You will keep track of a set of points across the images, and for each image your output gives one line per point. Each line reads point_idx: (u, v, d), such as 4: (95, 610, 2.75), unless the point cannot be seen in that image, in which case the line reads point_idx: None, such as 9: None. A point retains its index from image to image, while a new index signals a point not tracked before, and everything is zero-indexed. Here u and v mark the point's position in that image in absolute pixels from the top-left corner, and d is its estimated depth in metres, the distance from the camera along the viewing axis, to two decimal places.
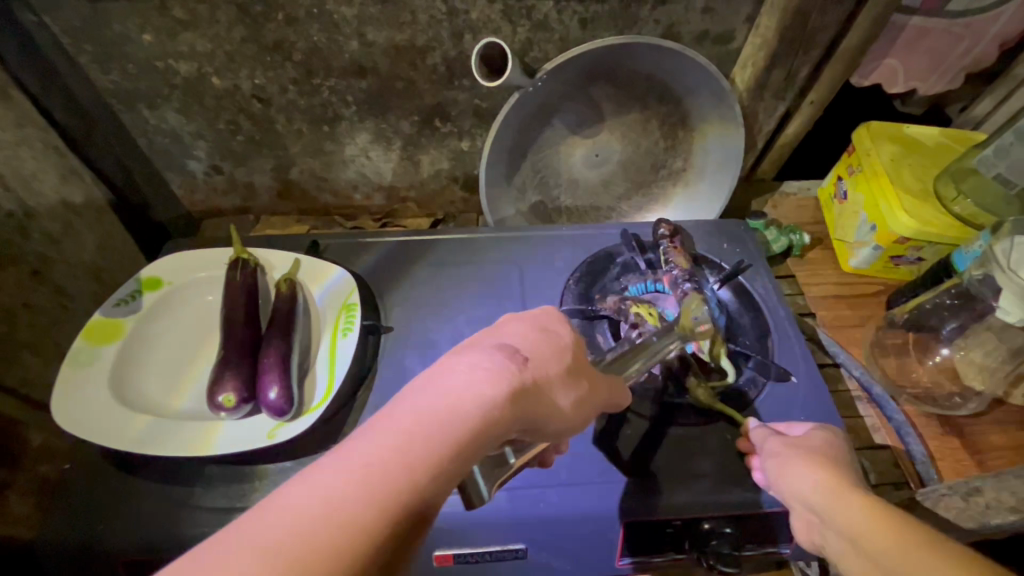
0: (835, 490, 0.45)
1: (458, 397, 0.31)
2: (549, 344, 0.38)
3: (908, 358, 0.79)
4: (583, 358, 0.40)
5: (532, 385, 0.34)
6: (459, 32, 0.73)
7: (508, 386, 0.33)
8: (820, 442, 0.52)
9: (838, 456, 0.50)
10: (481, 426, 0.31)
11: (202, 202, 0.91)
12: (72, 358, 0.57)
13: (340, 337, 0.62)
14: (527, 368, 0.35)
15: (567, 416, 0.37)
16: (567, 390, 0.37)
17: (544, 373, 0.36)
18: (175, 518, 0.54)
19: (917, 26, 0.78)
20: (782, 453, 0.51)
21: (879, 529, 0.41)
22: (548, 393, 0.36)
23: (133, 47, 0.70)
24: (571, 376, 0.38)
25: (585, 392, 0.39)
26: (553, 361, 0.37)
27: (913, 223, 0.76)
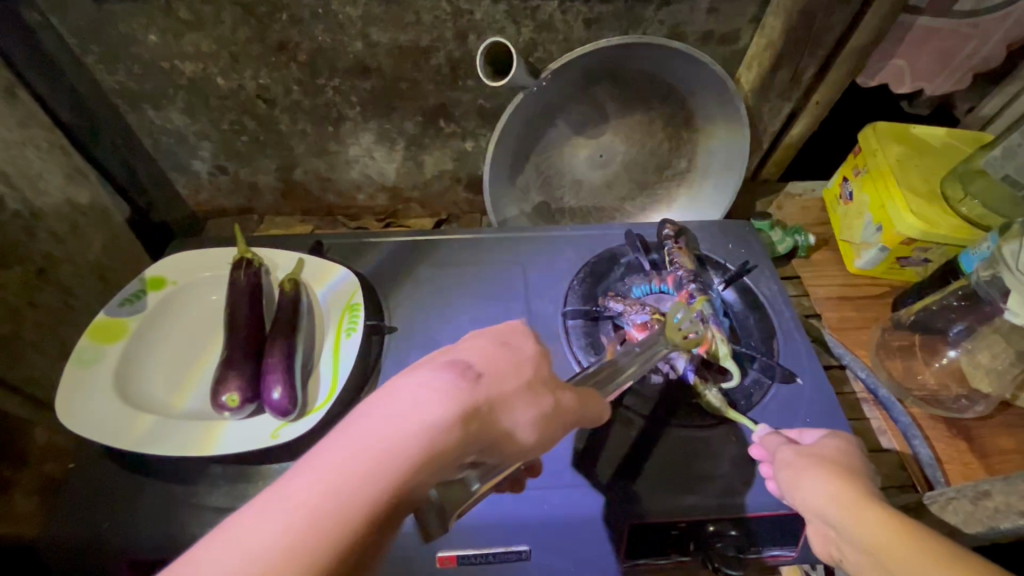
0: (851, 503, 0.44)
1: (396, 430, 0.30)
2: (507, 359, 0.37)
3: (915, 360, 0.78)
4: (546, 372, 0.39)
5: (483, 409, 0.33)
6: (463, 32, 0.73)
7: (455, 408, 0.32)
8: (832, 450, 0.51)
9: (850, 464, 0.49)
10: (421, 460, 0.30)
11: (207, 202, 0.91)
12: (77, 357, 0.57)
13: (344, 337, 0.62)
14: (478, 388, 0.34)
15: (530, 436, 0.36)
16: (528, 407, 0.36)
17: (500, 392, 0.35)
18: (178, 517, 0.54)
19: (924, 26, 0.77)
20: (794, 463, 0.50)
21: (898, 543, 0.40)
22: (504, 413, 0.34)
23: (139, 47, 0.70)
24: (532, 393, 0.37)
25: (548, 410, 0.37)
26: (510, 377, 0.36)
27: (919, 224, 0.75)
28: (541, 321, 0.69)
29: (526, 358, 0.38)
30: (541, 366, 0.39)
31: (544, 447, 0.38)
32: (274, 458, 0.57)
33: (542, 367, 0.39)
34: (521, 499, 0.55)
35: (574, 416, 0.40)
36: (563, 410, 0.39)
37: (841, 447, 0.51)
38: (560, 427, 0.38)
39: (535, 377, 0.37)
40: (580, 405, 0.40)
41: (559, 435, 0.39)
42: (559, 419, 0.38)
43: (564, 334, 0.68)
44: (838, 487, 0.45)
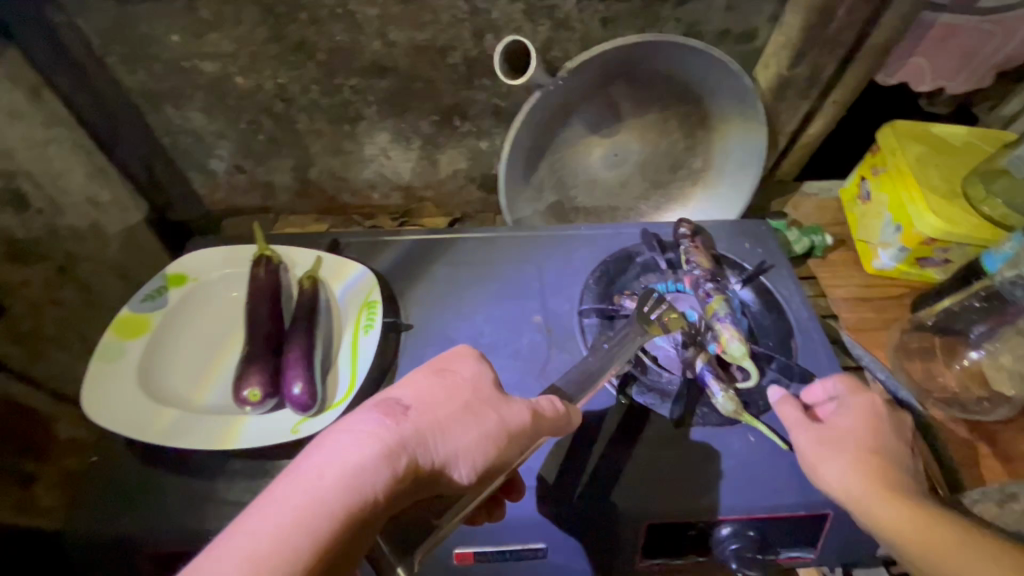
0: (884, 499, 0.46)
1: (332, 467, 0.35)
2: (439, 388, 0.43)
3: (935, 361, 0.77)
4: (482, 395, 0.44)
5: (411, 436, 0.38)
6: (480, 31, 0.73)
7: (382, 442, 0.37)
8: (857, 426, 0.52)
9: (872, 441, 0.51)
10: (355, 487, 0.34)
11: (223, 201, 0.92)
12: (101, 351, 0.58)
13: (362, 334, 0.62)
14: (407, 421, 0.39)
15: (470, 456, 0.41)
16: (463, 430, 0.41)
17: (431, 420, 0.40)
18: (198, 511, 0.54)
19: (945, 23, 0.76)
20: (818, 451, 0.51)
21: (931, 538, 0.44)
22: (436, 439, 0.40)
23: (160, 48, 0.71)
24: (467, 416, 0.42)
25: (485, 428, 0.42)
26: (442, 405, 0.41)
27: (940, 223, 0.74)
28: (556, 320, 0.69)
29: (460, 384, 0.44)
30: (478, 390, 0.44)
31: (491, 465, 0.42)
32: (293, 454, 0.58)
33: (479, 391, 0.44)
34: (537, 498, 0.55)
35: (525, 429, 0.44)
36: (509, 425, 0.43)
37: (866, 419, 0.52)
38: (508, 442, 0.43)
39: (470, 401, 0.43)
40: (530, 416, 0.44)
41: (508, 452, 0.43)
42: (503, 435, 0.43)
43: (580, 333, 0.67)
44: (868, 481, 0.47)
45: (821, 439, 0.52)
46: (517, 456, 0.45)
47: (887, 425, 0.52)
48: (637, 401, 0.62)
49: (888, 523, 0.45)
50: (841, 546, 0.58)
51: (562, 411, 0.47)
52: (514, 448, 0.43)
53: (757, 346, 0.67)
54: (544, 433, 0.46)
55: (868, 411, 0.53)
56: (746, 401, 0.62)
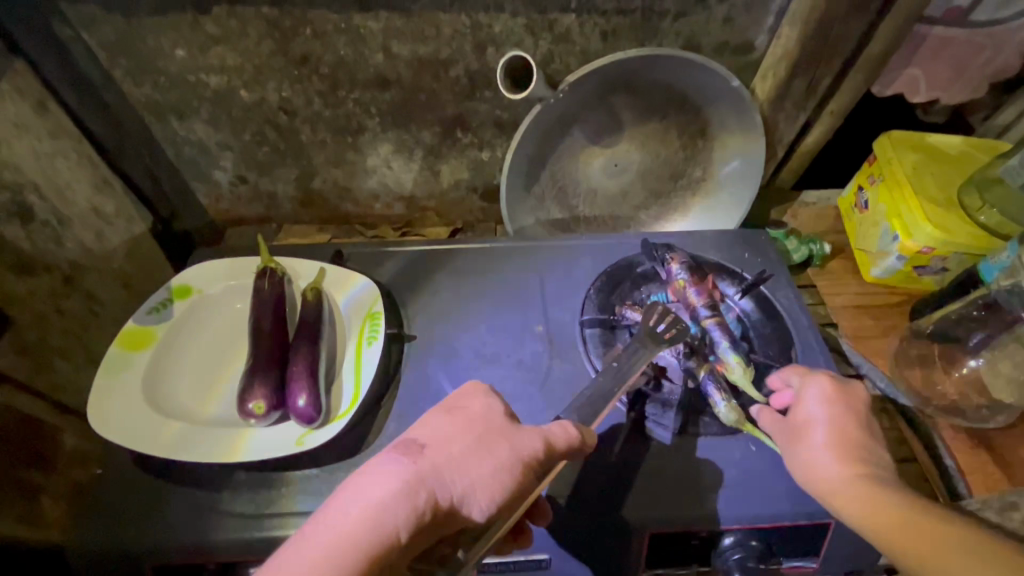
0: (855, 485, 0.46)
1: (358, 510, 0.37)
2: (456, 423, 0.44)
3: (934, 369, 0.78)
4: (496, 426, 0.45)
5: (430, 471, 0.40)
6: (482, 44, 0.74)
7: (400, 480, 0.39)
8: (824, 409, 0.52)
9: (844, 426, 0.51)
10: (377, 527, 0.36)
11: (227, 211, 0.92)
12: (106, 365, 0.58)
13: (365, 346, 0.62)
14: (425, 458, 0.41)
15: (487, 487, 0.42)
16: (479, 462, 0.42)
17: (446, 455, 0.42)
18: (203, 523, 0.54)
19: (940, 35, 0.77)
20: (790, 442, 0.53)
21: (904, 530, 0.43)
22: (453, 473, 0.41)
23: (167, 61, 0.72)
24: (481, 448, 0.43)
25: (502, 457, 0.43)
26: (457, 440, 0.43)
27: (935, 232, 0.75)
28: (558, 329, 0.69)
29: (473, 418, 0.45)
30: (489, 422, 0.45)
31: (508, 495, 0.42)
32: (298, 466, 0.58)
33: (491, 423, 0.45)
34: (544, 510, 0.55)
35: (540, 457, 0.44)
36: (524, 452, 0.44)
37: (829, 403, 0.52)
38: (523, 471, 0.43)
39: (483, 432, 0.44)
40: (544, 445, 0.45)
41: (524, 482, 0.43)
42: (518, 464, 0.43)
43: (583, 342, 0.68)
44: (839, 468, 0.48)
45: (791, 432, 0.53)
46: (535, 486, 0.45)
47: (848, 407, 0.52)
48: (639, 410, 0.62)
49: (859, 513, 0.45)
50: (844, 557, 0.58)
51: (578, 437, 0.47)
52: (531, 477, 0.44)
53: (758, 356, 0.67)
54: (560, 458, 0.47)
55: (834, 394, 0.53)
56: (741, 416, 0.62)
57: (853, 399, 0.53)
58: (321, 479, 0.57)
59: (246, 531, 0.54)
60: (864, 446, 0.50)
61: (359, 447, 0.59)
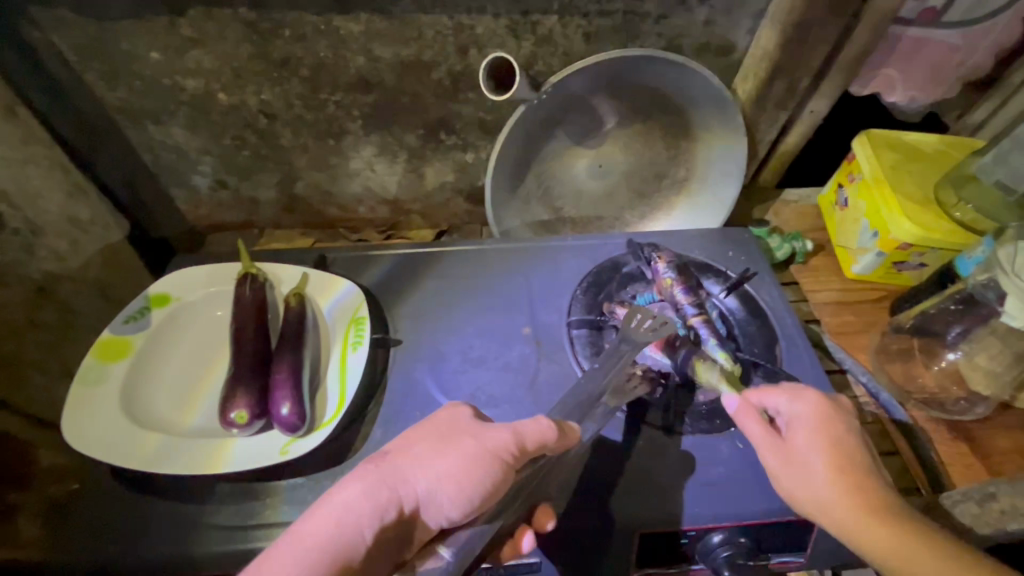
0: (859, 519, 0.46)
1: (326, 512, 0.41)
2: (423, 427, 0.48)
3: (915, 363, 0.79)
4: (462, 425, 0.48)
5: (393, 472, 0.44)
6: (465, 46, 0.74)
7: (366, 482, 0.43)
8: (816, 434, 0.51)
9: (839, 450, 0.50)
10: (342, 524, 0.41)
11: (207, 216, 0.91)
12: (81, 377, 0.57)
13: (351, 351, 0.62)
14: (390, 462, 0.45)
15: (456, 482, 0.44)
16: (443, 461, 0.45)
17: (411, 457, 0.45)
18: (186, 537, 0.53)
19: (915, 36, 0.79)
20: (786, 469, 0.50)
21: (907, 556, 0.45)
22: (416, 472, 0.44)
23: (141, 64, 0.70)
24: (446, 447, 0.46)
25: (466, 453, 0.46)
26: (422, 442, 0.46)
27: (914, 229, 0.76)
28: (546, 331, 0.69)
29: (440, 421, 0.48)
30: (456, 424, 0.48)
31: (476, 490, 0.45)
32: (282, 475, 0.57)
33: (456, 425, 0.48)
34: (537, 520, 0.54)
35: (506, 452, 0.46)
36: (489, 447, 0.46)
37: (821, 426, 0.51)
38: (491, 464, 0.46)
39: (445, 433, 0.47)
40: (510, 438, 0.47)
41: (496, 474, 0.46)
42: (481, 460, 0.46)
43: (570, 343, 0.68)
44: (839, 498, 0.47)
45: (784, 456, 0.50)
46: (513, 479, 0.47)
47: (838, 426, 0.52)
48: (628, 411, 0.63)
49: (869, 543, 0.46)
50: (830, 552, 0.58)
51: (549, 431, 0.49)
52: (503, 469, 0.46)
53: (743, 353, 0.68)
54: (534, 453, 0.48)
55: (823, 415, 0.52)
56: (719, 414, 0.62)
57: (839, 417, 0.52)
58: (307, 489, 0.56)
59: (231, 543, 0.53)
60: (859, 468, 0.49)
61: (345, 454, 0.58)
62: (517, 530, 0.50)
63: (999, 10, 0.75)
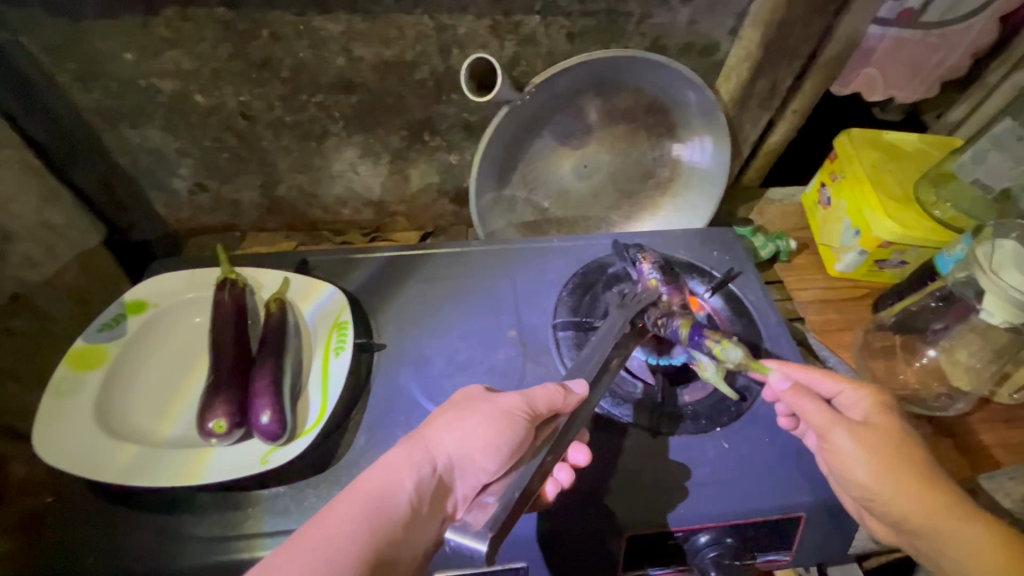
0: (917, 493, 0.49)
1: (373, 476, 0.46)
2: (455, 403, 0.52)
3: (896, 359, 0.79)
4: (475, 394, 0.53)
5: (423, 442, 0.49)
6: (447, 46, 0.73)
7: (403, 450, 0.48)
8: (882, 418, 0.53)
9: (902, 431, 0.52)
10: (386, 482, 0.45)
11: (188, 220, 0.89)
12: (54, 387, 0.55)
13: (333, 357, 0.61)
14: (421, 434, 0.50)
15: (474, 440, 0.49)
16: (467, 423, 0.50)
17: (438, 427, 0.50)
18: (166, 549, 0.52)
19: (894, 36, 0.80)
20: (863, 454, 0.50)
21: (949, 525, 0.48)
22: (443, 437, 0.49)
23: (116, 66, 0.69)
24: (467, 413, 0.51)
25: (481, 414, 0.50)
26: (449, 415, 0.51)
27: (895, 228, 0.77)
28: (531, 333, 0.69)
29: (461, 398, 0.53)
30: (472, 396, 0.53)
31: (498, 442, 0.49)
32: (264, 484, 0.56)
33: (472, 396, 0.53)
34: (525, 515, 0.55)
35: (518, 409, 0.50)
36: (503, 406, 0.51)
37: (886, 411, 0.53)
38: (507, 421, 0.50)
39: (462, 404, 0.52)
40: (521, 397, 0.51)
41: (517, 428, 0.49)
42: (496, 420, 0.50)
43: (555, 345, 0.67)
44: (903, 475, 0.49)
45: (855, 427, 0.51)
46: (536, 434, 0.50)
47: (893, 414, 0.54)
48: (612, 411, 0.63)
49: (931, 518, 0.48)
50: (815, 549, 0.59)
51: (560, 391, 0.51)
52: (521, 423, 0.50)
53: None
54: (546, 412, 0.50)
55: (884, 401, 0.54)
56: (704, 414, 0.63)
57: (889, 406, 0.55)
58: (289, 497, 0.55)
59: (211, 555, 0.52)
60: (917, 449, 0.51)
61: (327, 462, 0.58)
62: (556, 467, 0.53)
63: (976, 9, 0.76)
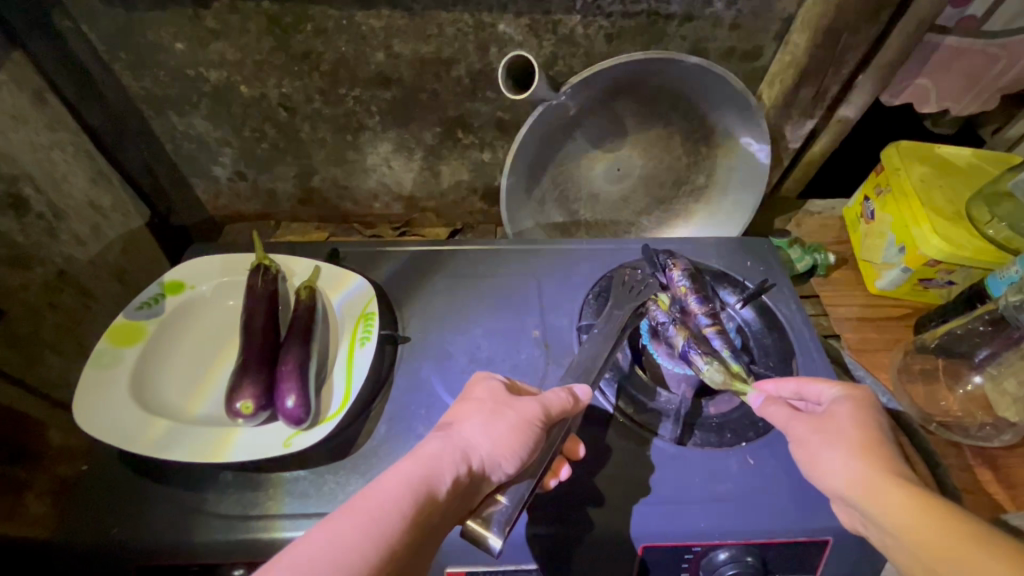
0: (873, 484, 0.45)
1: (407, 467, 0.42)
2: (479, 401, 0.51)
3: (938, 385, 0.76)
4: (502, 393, 0.51)
5: (457, 438, 0.46)
6: (486, 44, 0.73)
7: (437, 443, 0.45)
8: (856, 414, 0.50)
9: (869, 424, 0.49)
10: (425, 473, 0.42)
11: (225, 207, 0.92)
12: (95, 360, 0.58)
13: (358, 346, 0.62)
14: (452, 431, 0.47)
15: (508, 447, 0.47)
16: (496, 426, 0.48)
17: (469, 425, 0.48)
18: (189, 523, 0.54)
19: (952, 45, 0.76)
20: (808, 440, 0.50)
21: (921, 524, 0.41)
22: (477, 438, 0.47)
23: (166, 55, 0.72)
24: (497, 415, 0.49)
25: (513, 418, 0.49)
26: (475, 414, 0.49)
27: (944, 246, 0.73)
28: (555, 335, 0.68)
29: (485, 396, 0.51)
30: (497, 394, 0.51)
31: (528, 449, 0.48)
32: (285, 467, 0.57)
33: (498, 398, 0.51)
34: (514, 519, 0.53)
35: (539, 416, 0.49)
36: (530, 413, 0.49)
37: (858, 407, 0.51)
38: (533, 428, 0.49)
39: (491, 403, 0.50)
40: (545, 407, 0.50)
41: (538, 435, 0.49)
42: (526, 425, 0.48)
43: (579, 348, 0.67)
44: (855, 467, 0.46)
45: (814, 425, 0.51)
46: (548, 440, 0.51)
47: (872, 413, 0.50)
48: (632, 417, 0.62)
49: (880, 506, 0.44)
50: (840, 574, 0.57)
51: (571, 398, 0.52)
52: (541, 432, 0.49)
53: (755, 367, 0.66)
54: (560, 419, 0.51)
55: (864, 400, 0.51)
56: (729, 427, 0.61)
57: (868, 406, 0.51)
58: (308, 482, 0.56)
59: (232, 533, 0.53)
60: (884, 444, 0.47)
61: (346, 450, 0.58)
62: (558, 464, 0.53)
63: None
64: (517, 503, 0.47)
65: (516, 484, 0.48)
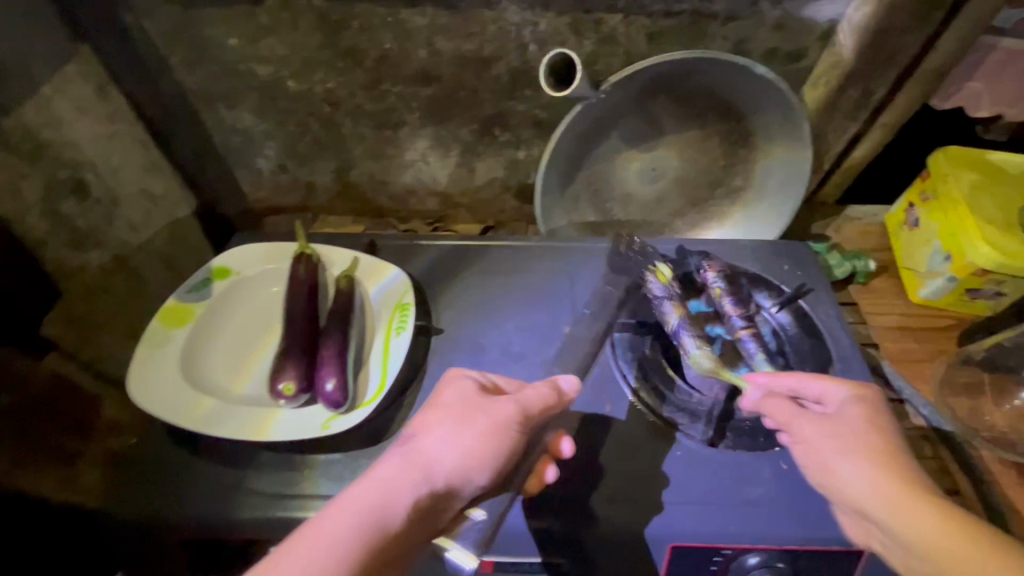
0: (894, 496, 0.44)
1: (370, 488, 0.42)
2: (448, 409, 0.50)
3: (982, 400, 0.73)
4: (471, 399, 0.51)
5: (421, 453, 0.46)
6: (526, 42, 0.74)
7: (400, 460, 0.45)
8: (865, 424, 0.50)
9: (881, 428, 0.49)
10: (388, 493, 0.42)
11: (266, 199, 0.95)
12: (147, 338, 0.61)
13: (395, 335, 0.63)
14: (415, 446, 0.47)
15: (476, 458, 0.47)
16: (465, 436, 0.47)
17: (435, 437, 0.47)
18: (230, 499, 0.56)
19: (1008, 47, 0.73)
20: (823, 446, 0.50)
21: (946, 539, 0.41)
22: (443, 453, 0.46)
23: (219, 51, 0.75)
24: (467, 423, 0.48)
25: (482, 426, 0.48)
26: (441, 424, 0.48)
27: (994, 254, 0.71)
28: (587, 332, 0.68)
29: (453, 403, 0.50)
30: (467, 398, 0.51)
31: (497, 457, 0.48)
32: (322, 449, 0.59)
33: (468, 402, 0.51)
34: (542, 511, 0.54)
35: (513, 421, 0.49)
36: (502, 418, 0.49)
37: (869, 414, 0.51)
38: (506, 434, 0.49)
39: (462, 411, 0.49)
40: (519, 410, 0.50)
41: (510, 440, 0.49)
42: (498, 433, 0.48)
43: (610, 346, 0.67)
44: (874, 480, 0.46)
45: (825, 429, 0.51)
46: (523, 442, 0.51)
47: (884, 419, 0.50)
48: (664, 417, 0.61)
49: (903, 521, 0.43)
50: None
51: (550, 397, 0.53)
52: (514, 437, 0.49)
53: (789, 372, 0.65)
54: (535, 422, 0.51)
55: (871, 403, 0.52)
56: (763, 431, 0.60)
57: (876, 414, 0.51)
58: (343, 465, 0.58)
59: (270, 511, 0.55)
60: (901, 454, 0.47)
61: (380, 436, 0.60)
62: (544, 466, 0.52)
63: None
64: (492, 523, 0.50)
65: (493, 499, 0.51)
